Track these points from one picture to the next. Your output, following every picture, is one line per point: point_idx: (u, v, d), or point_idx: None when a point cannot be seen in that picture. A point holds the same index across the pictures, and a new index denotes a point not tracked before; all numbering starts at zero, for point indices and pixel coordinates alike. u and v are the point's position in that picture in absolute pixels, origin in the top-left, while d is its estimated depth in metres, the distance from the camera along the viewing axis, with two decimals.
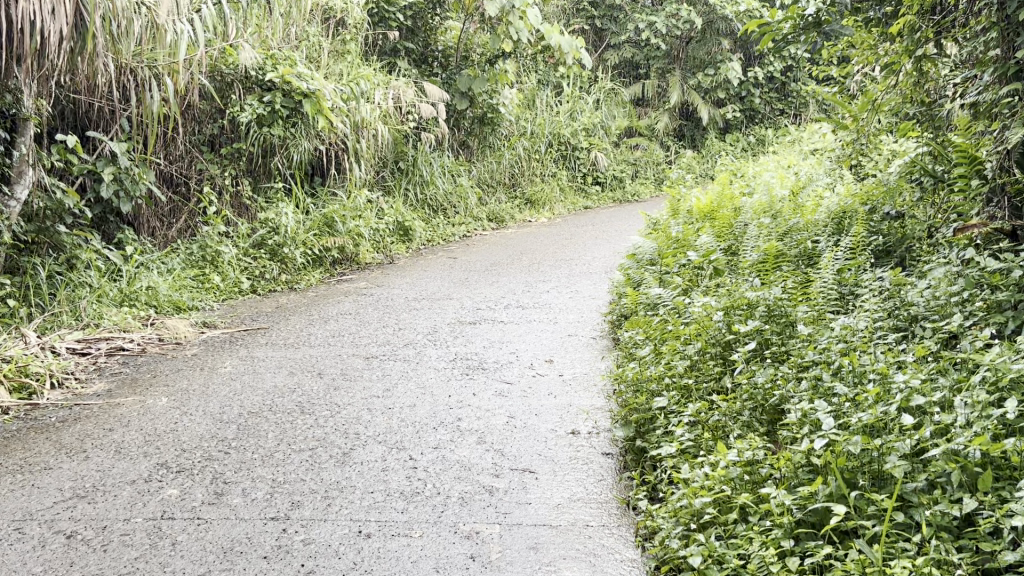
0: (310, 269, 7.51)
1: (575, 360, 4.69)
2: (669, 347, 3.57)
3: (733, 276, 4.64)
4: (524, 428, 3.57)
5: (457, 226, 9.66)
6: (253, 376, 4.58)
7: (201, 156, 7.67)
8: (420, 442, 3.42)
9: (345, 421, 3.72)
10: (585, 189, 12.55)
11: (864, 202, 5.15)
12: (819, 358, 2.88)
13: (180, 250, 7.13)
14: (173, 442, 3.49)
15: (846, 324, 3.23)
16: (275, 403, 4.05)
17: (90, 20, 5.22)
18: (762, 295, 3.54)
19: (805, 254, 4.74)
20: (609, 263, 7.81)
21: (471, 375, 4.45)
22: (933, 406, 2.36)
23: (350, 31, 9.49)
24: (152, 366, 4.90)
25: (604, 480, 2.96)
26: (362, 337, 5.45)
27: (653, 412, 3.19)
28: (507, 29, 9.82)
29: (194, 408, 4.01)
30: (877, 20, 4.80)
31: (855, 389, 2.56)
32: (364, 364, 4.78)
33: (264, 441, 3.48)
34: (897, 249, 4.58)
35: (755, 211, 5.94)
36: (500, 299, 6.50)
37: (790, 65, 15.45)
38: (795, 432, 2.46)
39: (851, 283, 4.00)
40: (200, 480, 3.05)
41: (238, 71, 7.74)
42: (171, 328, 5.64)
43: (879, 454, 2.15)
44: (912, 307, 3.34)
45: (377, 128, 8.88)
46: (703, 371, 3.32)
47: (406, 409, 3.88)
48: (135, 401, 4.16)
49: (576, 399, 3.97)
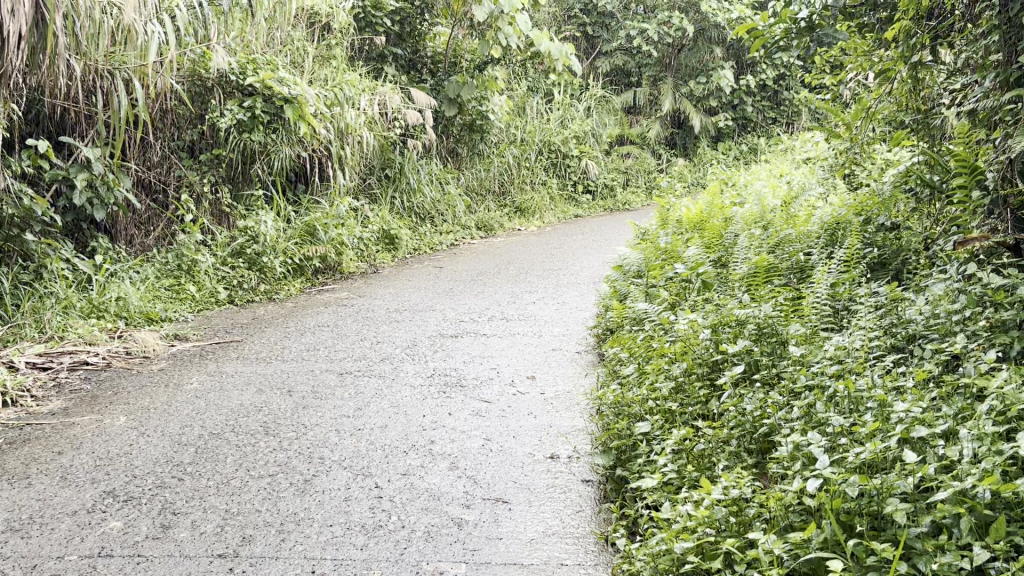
0: (290, 279, 7.29)
1: (559, 377, 4.48)
2: (654, 367, 3.38)
3: (722, 289, 4.45)
4: (501, 452, 3.36)
5: (444, 235, 9.47)
6: (219, 394, 4.35)
7: (179, 162, 7.44)
8: (388, 467, 3.21)
9: (310, 444, 3.51)
10: (576, 197, 12.37)
11: (858, 212, 4.96)
12: (812, 384, 2.68)
13: (156, 260, 6.89)
14: (124, 467, 3.28)
15: (840, 344, 3.04)
16: (239, 424, 3.83)
17: (50, 18, 5.10)
18: (752, 313, 3.34)
19: (797, 267, 4.56)
20: (597, 273, 7.62)
21: (448, 394, 4.23)
22: (936, 439, 2.16)
23: (336, 36, 9.29)
24: (115, 381, 4.68)
25: (581, 511, 2.75)
26: (337, 352, 5.23)
27: (635, 438, 2.98)
28: (497, 35, 9.61)
29: (153, 429, 3.79)
30: (871, 26, 4.59)
31: (851, 418, 2.36)
32: (337, 380, 4.56)
33: (221, 467, 3.26)
34: (892, 263, 4.39)
35: (746, 222, 5.76)
36: (484, 311, 6.30)
37: (783, 73, 15.38)
38: (787, 466, 2.26)
39: (845, 298, 3.82)
40: (147, 511, 2.84)
41: (217, 75, 7.50)
42: (140, 340, 5.41)
43: (881, 495, 1.95)
44: (910, 325, 3.16)
45: (362, 135, 8.67)
46: (689, 394, 3.11)
47: (377, 431, 3.67)
48: (91, 421, 3.95)
49: (558, 419, 3.76)
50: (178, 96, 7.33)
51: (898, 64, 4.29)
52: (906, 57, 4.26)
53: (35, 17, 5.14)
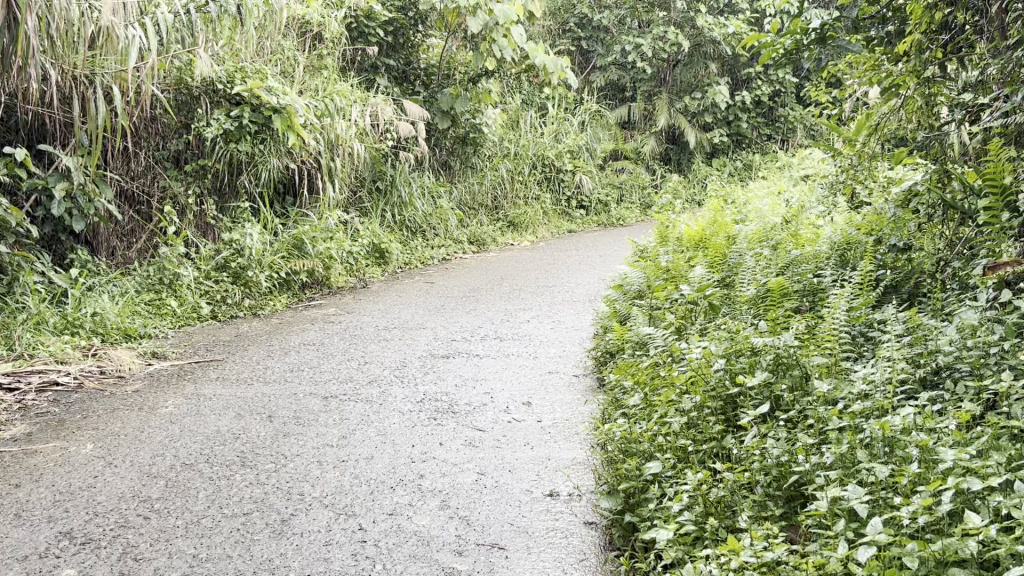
0: (276, 294, 7.04)
1: (556, 404, 4.23)
2: (661, 400, 3.13)
3: (729, 314, 4.23)
4: (496, 489, 3.10)
5: (436, 249, 9.23)
6: (195, 420, 4.08)
7: (164, 172, 7.18)
8: (373, 506, 2.95)
9: (290, 478, 3.25)
10: (569, 212, 12.18)
11: (869, 233, 4.75)
12: (843, 425, 2.45)
13: (137, 273, 6.61)
14: (85, 503, 3.01)
15: (868, 377, 2.80)
16: (214, 453, 3.56)
17: (22, 18, 4.88)
18: (771, 341, 3.10)
19: (808, 289, 4.33)
20: (593, 290, 7.39)
21: (439, 421, 3.97)
22: (994, 493, 1.94)
23: (327, 46, 9.03)
24: (86, 404, 4.41)
25: (586, 560, 2.51)
26: (322, 373, 4.97)
27: (644, 478, 2.72)
28: (491, 47, 9.35)
29: (121, 458, 3.52)
30: (880, 39, 4.28)
31: (894, 468, 2.13)
32: (321, 405, 4.29)
33: (192, 503, 3.00)
34: (906, 286, 4.18)
35: (751, 240, 5.52)
36: (477, 329, 6.05)
37: (778, 90, 15.24)
38: (825, 524, 2.03)
39: (862, 323, 3.59)
40: (105, 557, 2.58)
41: (205, 84, 7.23)
42: (115, 358, 5.15)
43: (941, 563, 1.74)
44: (941, 356, 2.93)
45: (352, 146, 8.42)
46: (701, 431, 2.87)
47: (362, 463, 3.41)
48: (55, 449, 3.68)
49: (557, 451, 3.51)
50: (163, 104, 7.09)
51: (909, 78, 4.05)
52: (919, 72, 4.03)
53: (6, 17, 4.96)
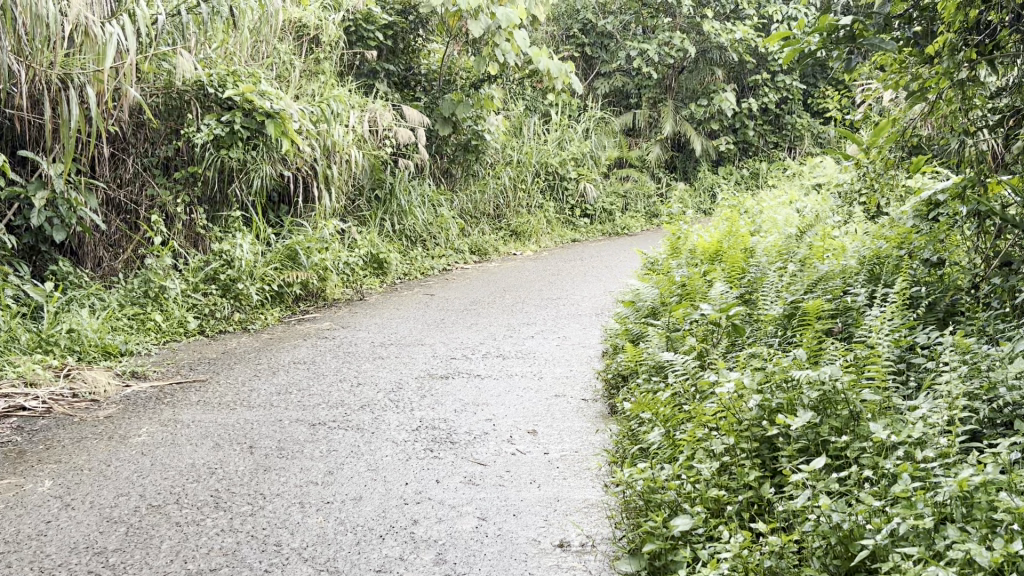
0: (269, 307, 6.66)
1: (564, 433, 3.86)
2: (685, 439, 2.77)
3: (755, 338, 3.88)
4: (498, 538, 2.74)
5: (436, 259, 8.86)
6: (169, 451, 3.72)
7: (153, 180, 6.82)
8: (360, 560, 2.60)
9: (268, 523, 2.89)
10: (573, 221, 11.81)
11: (900, 246, 4.41)
12: (914, 484, 2.10)
13: (120, 286, 6.23)
14: (33, 556, 2.67)
15: (927, 418, 2.45)
16: (186, 493, 3.19)
17: None
18: (815, 377, 2.66)
19: (841, 309, 3.96)
20: (600, 304, 7.05)
21: (436, 454, 3.60)
22: None
23: (324, 50, 8.68)
24: (52, 433, 4.03)
25: None
26: (311, 397, 4.59)
27: (672, 537, 2.37)
28: (494, 51, 8.95)
29: (81, 499, 3.16)
30: (907, 41, 3.62)
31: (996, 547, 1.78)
32: (308, 434, 3.92)
33: (153, 555, 2.65)
34: (942, 304, 3.85)
35: (771, 254, 5.14)
36: (478, 346, 5.67)
37: (784, 97, 14.93)
38: None
39: (906, 347, 3.23)
40: None
41: (195, 88, 6.85)
42: (90, 379, 4.77)
43: None
44: (1014, 393, 2.58)
45: (349, 154, 8.05)
46: (736, 479, 2.53)
47: (349, 506, 3.04)
48: (9, 487, 3.32)
49: (568, 492, 3.14)
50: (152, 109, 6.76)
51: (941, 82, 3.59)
52: (951, 73, 3.49)
53: None
